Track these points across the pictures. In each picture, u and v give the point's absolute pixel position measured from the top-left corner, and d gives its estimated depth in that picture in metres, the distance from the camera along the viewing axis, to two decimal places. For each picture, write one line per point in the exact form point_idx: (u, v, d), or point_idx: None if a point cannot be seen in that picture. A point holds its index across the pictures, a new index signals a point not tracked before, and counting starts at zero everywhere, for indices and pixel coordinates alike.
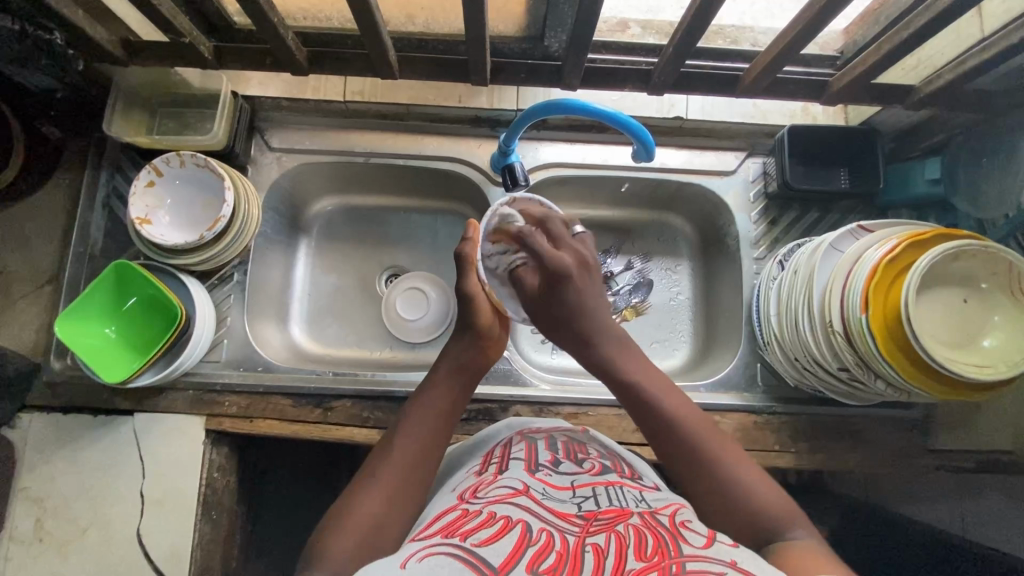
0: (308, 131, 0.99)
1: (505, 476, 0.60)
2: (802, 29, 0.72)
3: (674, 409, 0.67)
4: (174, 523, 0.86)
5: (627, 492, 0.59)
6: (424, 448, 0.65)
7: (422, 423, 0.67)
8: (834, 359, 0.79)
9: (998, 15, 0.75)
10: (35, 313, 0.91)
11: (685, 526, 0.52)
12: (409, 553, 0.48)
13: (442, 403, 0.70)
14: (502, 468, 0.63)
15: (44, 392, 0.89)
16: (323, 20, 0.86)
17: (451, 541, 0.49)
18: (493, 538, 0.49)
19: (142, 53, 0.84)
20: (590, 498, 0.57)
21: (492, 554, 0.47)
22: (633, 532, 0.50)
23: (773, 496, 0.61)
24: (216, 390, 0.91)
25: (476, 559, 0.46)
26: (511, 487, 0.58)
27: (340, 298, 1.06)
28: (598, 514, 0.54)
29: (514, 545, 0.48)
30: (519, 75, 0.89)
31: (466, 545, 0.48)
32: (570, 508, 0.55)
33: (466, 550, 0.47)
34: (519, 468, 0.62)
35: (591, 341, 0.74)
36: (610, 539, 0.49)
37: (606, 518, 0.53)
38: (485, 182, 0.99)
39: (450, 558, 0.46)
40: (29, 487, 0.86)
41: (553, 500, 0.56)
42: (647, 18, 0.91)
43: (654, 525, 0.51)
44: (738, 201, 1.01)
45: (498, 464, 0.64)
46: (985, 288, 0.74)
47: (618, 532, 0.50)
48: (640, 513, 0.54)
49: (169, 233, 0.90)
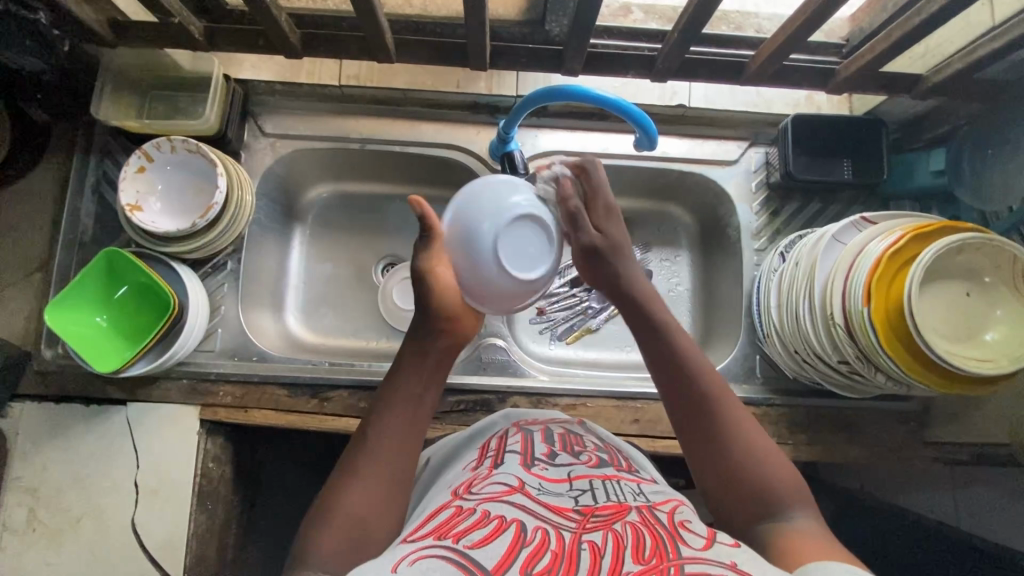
0: (303, 116, 0.97)
1: (500, 471, 0.60)
2: (811, 14, 0.70)
3: (694, 361, 0.66)
4: (169, 513, 0.85)
5: (624, 485, 0.58)
6: (402, 440, 0.62)
7: (400, 412, 0.63)
8: (834, 350, 0.79)
9: (1009, 3, 0.73)
10: (25, 301, 0.89)
11: (684, 526, 0.52)
12: (401, 556, 0.48)
13: (420, 389, 0.65)
14: (497, 463, 0.62)
15: (35, 380, 0.87)
16: (318, 1, 0.84)
17: (444, 543, 0.48)
18: (487, 539, 0.49)
19: (127, 32, 0.83)
20: (587, 491, 0.56)
21: (486, 557, 0.46)
22: (631, 530, 0.49)
23: (783, 472, 0.59)
24: (211, 379, 0.89)
25: (470, 562, 0.45)
26: (506, 483, 0.57)
27: (336, 287, 1.05)
28: (596, 508, 0.53)
29: (508, 546, 0.47)
30: (519, 60, 0.87)
31: (459, 547, 0.47)
32: (567, 502, 0.54)
33: (458, 553, 0.47)
34: (514, 463, 0.61)
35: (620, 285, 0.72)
36: (607, 538, 0.48)
37: (603, 514, 0.52)
38: (483, 169, 0.97)
39: (443, 562, 0.46)
40: (22, 477, 0.85)
41: (548, 495, 0.55)
42: (650, 3, 0.89)
43: (652, 524, 0.51)
44: (739, 191, 0.99)
45: (493, 458, 0.64)
46: (988, 281, 0.73)
47: (615, 530, 0.50)
48: (638, 509, 0.53)
49: (161, 220, 0.88)
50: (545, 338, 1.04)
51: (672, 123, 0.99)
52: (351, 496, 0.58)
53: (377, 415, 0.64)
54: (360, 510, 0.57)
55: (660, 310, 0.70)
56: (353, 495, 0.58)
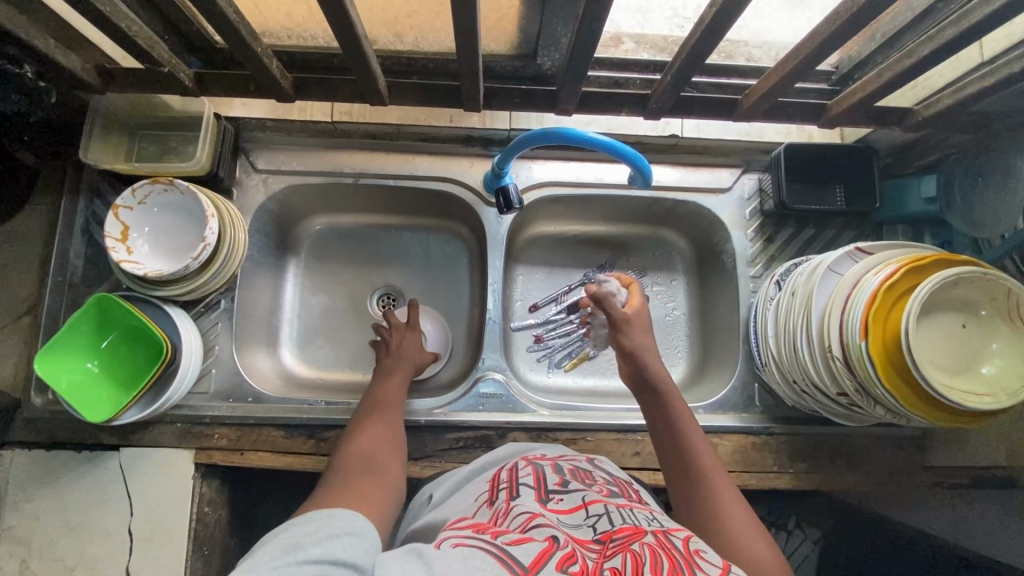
0: (295, 152, 0.96)
1: (517, 504, 0.59)
2: (804, 56, 0.70)
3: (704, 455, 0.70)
4: (164, 560, 0.84)
5: (638, 513, 0.59)
6: (397, 406, 0.82)
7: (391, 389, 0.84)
8: (833, 383, 0.79)
9: (998, 38, 0.73)
10: (14, 346, 0.88)
11: (699, 555, 0.50)
12: (443, 539, 0.50)
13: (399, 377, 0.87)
14: (513, 495, 0.61)
15: (25, 427, 0.86)
16: (309, 39, 0.82)
17: (482, 537, 0.50)
18: (519, 542, 0.49)
19: (118, 79, 0.80)
20: (603, 517, 0.56)
21: (522, 553, 0.47)
22: (649, 552, 0.48)
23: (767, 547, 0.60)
24: (205, 422, 0.88)
25: (507, 556, 0.46)
26: (528, 511, 0.56)
27: (332, 320, 1.04)
28: (613, 535, 0.53)
29: (541, 549, 0.48)
30: (513, 99, 0.87)
31: (498, 542, 0.49)
32: (586, 533, 0.53)
33: (497, 548, 0.48)
34: (529, 497, 0.61)
35: (638, 356, 0.80)
36: (626, 561, 0.47)
37: (621, 538, 0.52)
38: (478, 202, 0.98)
39: (483, 551, 0.47)
40: (13, 527, 0.83)
41: (567, 525, 0.55)
42: (639, 31, 0.87)
43: (669, 547, 0.50)
44: (734, 219, 1.00)
45: (509, 491, 0.63)
46: (984, 314, 0.73)
47: (633, 551, 0.48)
48: (654, 533, 0.53)
49: (150, 261, 0.85)
50: (542, 367, 1.04)
51: (666, 152, 0.99)
52: (355, 453, 0.71)
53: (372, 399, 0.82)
54: (367, 462, 0.69)
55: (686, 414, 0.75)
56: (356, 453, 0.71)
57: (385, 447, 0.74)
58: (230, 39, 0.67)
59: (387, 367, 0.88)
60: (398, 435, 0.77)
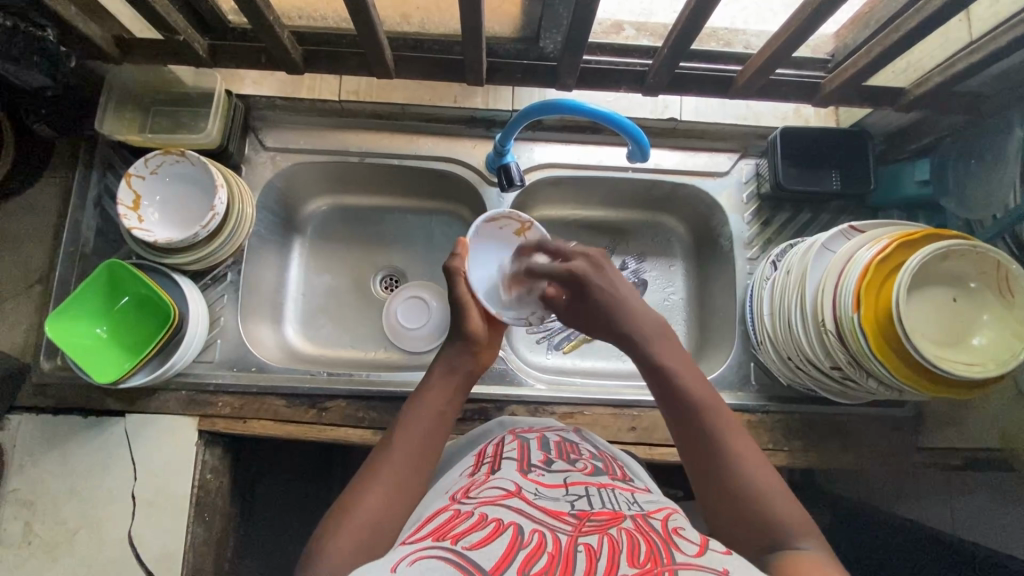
0: (303, 130, 0.99)
1: (498, 477, 0.61)
2: (795, 29, 0.72)
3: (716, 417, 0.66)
4: (166, 524, 0.85)
5: (619, 494, 0.60)
6: (427, 445, 0.67)
7: (428, 409, 0.70)
8: (827, 357, 0.80)
9: (986, 18, 0.76)
10: (25, 314, 0.90)
11: (678, 533, 0.52)
12: (400, 556, 0.48)
13: (441, 404, 0.71)
14: (494, 469, 0.63)
15: (33, 392, 0.88)
16: (319, 19, 0.86)
17: (442, 545, 0.49)
18: (484, 541, 0.49)
19: (134, 50, 0.86)
20: (582, 497, 0.57)
21: (484, 558, 0.46)
22: (626, 536, 0.50)
23: (791, 507, 0.59)
24: (209, 391, 0.90)
25: (468, 562, 0.46)
26: (504, 488, 0.58)
27: (336, 299, 1.06)
28: (591, 514, 0.54)
29: (506, 547, 0.47)
30: (515, 76, 0.90)
31: (458, 548, 0.48)
32: (563, 507, 0.55)
33: (458, 554, 0.47)
34: (511, 469, 0.63)
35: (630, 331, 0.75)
36: (602, 542, 0.49)
37: (599, 520, 0.53)
38: (480, 182, 0.99)
39: (441, 562, 0.46)
40: (18, 489, 0.85)
41: (545, 499, 0.56)
42: (641, 20, 0.91)
43: (647, 530, 0.52)
44: (730, 201, 1.02)
45: (490, 464, 0.65)
46: (974, 287, 0.75)
47: (610, 535, 0.50)
48: (632, 517, 0.54)
49: (159, 230, 0.87)
50: (541, 348, 1.05)
51: (663, 136, 1.02)
52: (369, 502, 0.60)
53: (400, 428, 0.68)
54: (374, 516, 0.59)
55: (695, 378, 0.70)
56: (369, 504, 0.60)
57: (401, 489, 0.62)
58: (246, 10, 0.70)
59: (437, 380, 0.73)
60: (423, 474, 0.65)
